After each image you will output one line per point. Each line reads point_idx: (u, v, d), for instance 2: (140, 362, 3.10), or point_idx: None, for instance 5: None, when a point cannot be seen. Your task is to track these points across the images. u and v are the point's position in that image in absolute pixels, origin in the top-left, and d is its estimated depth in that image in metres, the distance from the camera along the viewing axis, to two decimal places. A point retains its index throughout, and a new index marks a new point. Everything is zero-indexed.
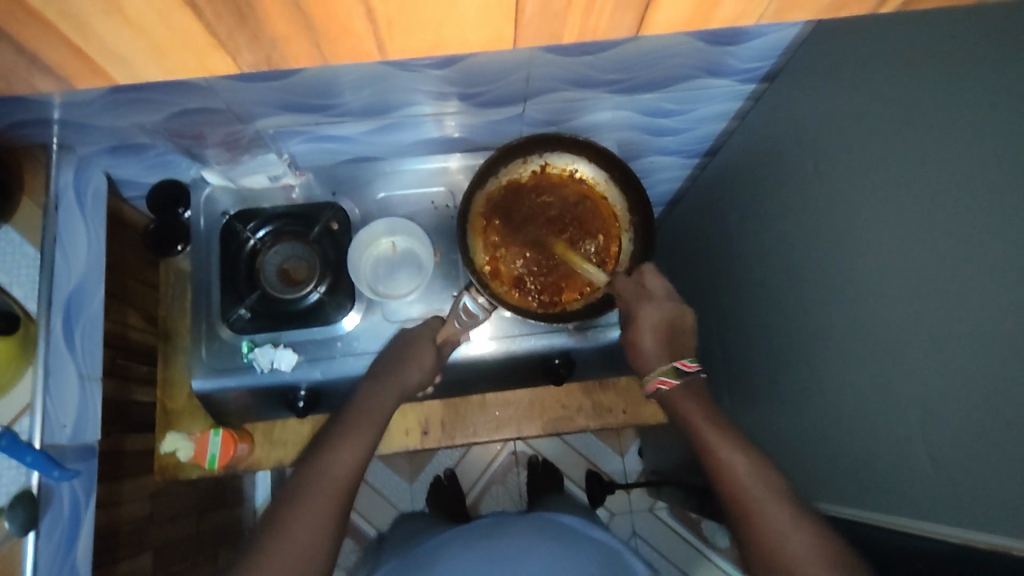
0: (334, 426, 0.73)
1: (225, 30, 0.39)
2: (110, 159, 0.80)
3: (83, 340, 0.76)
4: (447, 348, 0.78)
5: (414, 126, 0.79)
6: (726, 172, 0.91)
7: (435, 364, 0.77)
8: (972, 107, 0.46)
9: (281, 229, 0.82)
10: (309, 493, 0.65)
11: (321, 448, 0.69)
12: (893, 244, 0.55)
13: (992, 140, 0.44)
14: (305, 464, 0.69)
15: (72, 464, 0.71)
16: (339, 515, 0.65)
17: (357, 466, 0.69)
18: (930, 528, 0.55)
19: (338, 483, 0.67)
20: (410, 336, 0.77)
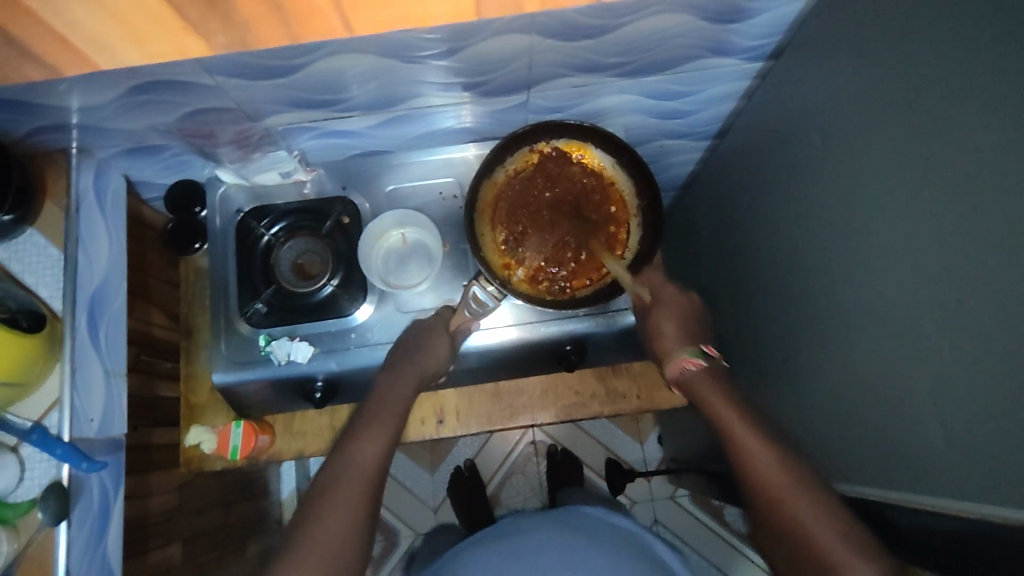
0: (357, 418, 0.73)
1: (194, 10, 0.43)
2: (127, 162, 0.82)
3: (107, 337, 0.78)
4: (459, 337, 0.79)
5: (421, 118, 0.80)
6: (736, 153, 0.90)
7: (449, 352, 0.78)
8: (980, 74, 0.45)
9: (294, 224, 0.84)
10: (339, 484, 0.66)
11: (346, 441, 0.70)
12: (905, 217, 0.54)
13: (1003, 107, 0.44)
14: (330, 458, 0.70)
15: (100, 456, 0.74)
16: (369, 504, 0.66)
17: (381, 456, 0.69)
18: (950, 505, 0.55)
19: (364, 474, 0.67)
20: (424, 329, 0.78)
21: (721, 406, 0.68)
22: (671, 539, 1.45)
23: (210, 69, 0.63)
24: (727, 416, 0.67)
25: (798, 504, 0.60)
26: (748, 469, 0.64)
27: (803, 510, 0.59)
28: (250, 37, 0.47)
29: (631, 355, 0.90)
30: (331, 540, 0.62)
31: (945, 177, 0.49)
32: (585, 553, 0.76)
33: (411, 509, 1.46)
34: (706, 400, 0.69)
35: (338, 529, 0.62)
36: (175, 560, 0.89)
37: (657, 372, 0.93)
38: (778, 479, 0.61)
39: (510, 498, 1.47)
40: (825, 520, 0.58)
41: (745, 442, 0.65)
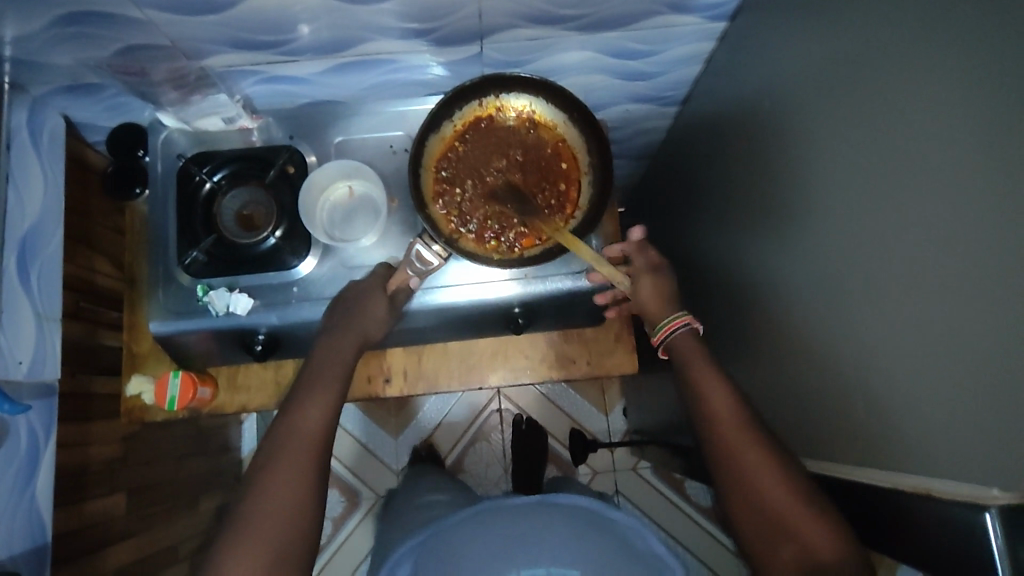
0: (297, 384, 0.73)
1: None
2: (65, 101, 0.78)
3: (40, 281, 0.77)
4: (399, 297, 0.77)
5: (373, 66, 0.77)
6: (703, 119, 0.88)
7: (388, 314, 0.77)
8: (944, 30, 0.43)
9: (238, 172, 0.81)
10: (284, 452, 0.66)
11: (289, 409, 0.70)
12: (863, 181, 0.53)
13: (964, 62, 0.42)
14: (278, 419, 0.70)
15: (28, 400, 0.72)
16: (319, 468, 0.67)
17: (324, 421, 0.70)
18: (875, 474, 0.54)
19: (311, 441, 0.68)
20: (361, 289, 0.76)
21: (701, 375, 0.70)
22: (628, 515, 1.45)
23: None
24: (708, 387, 0.69)
25: (768, 474, 0.62)
26: (725, 442, 0.65)
27: (768, 482, 0.62)
28: None
29: (582, 319, 0.89)
30: (278, 505, 0.63)
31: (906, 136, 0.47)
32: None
33: (371, 471, 1.46)
34: (689, 371, 0.71)
35: (281, 497, 0.63)
36: (116, 511, 0.88)
37: (608, 338, 0.92)
38: (757, 459, 0.63)
39: (471, 463, 1.47)
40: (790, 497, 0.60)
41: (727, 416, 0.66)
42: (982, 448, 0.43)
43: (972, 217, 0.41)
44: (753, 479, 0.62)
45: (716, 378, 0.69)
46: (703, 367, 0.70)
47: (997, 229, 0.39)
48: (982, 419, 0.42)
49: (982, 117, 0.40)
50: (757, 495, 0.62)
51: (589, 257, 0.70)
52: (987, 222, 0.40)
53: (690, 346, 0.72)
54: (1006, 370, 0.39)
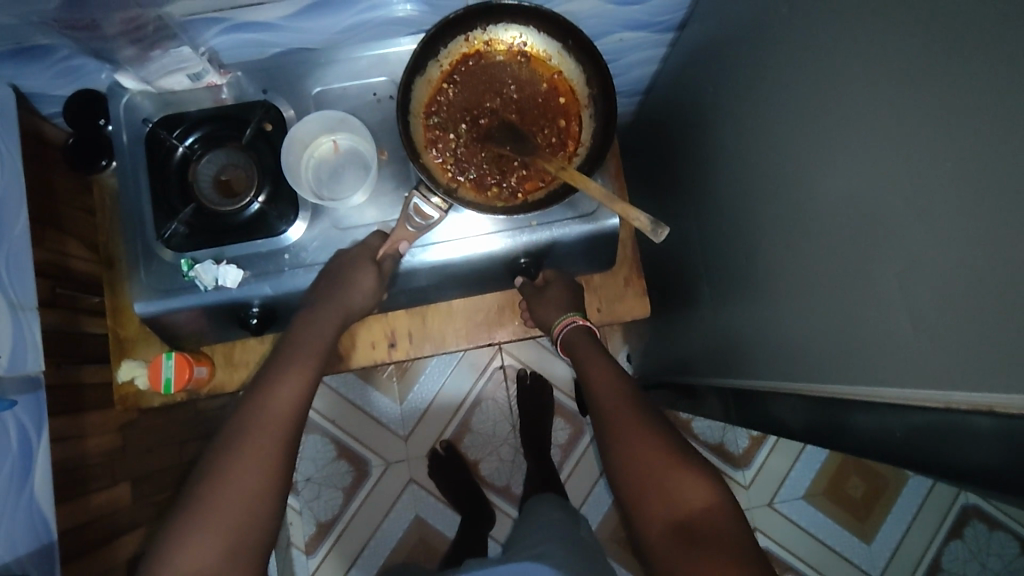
0: (276, 356, 0.71)
1: None
2: (12, 69, 0.71)
3: (10, 268, 0.71)
4: (387, 266, 0.74)
5: (348, 6, 0.70)
6: (701, 43, 0.82)
7: (377, 285, 0.73)
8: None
9: (212, 134, 0.75)
10: (254, 426, 0.63)
11: (265, 382, 0.67)
12: (885, 82, 0.47)
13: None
14: (245, 398, 0.67)
15: (13, 395, 0.68)
16: (289, 446, 0.64)
17: (300, 398, 0.67)
18: (901, 395, 0.52)
19: (283, 417, 0.65)
20: (348, 258, 0.72)
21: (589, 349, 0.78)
22: (608, 514, 1.42)
23: None
24: (585, 351, 0.77)
25: (627, 410, 0.68)
26: (599, 397, 0.72)
27: (642, 443, 0.65)
28: None
29: (590, 265, 0.85)
30: (247, 485, 0.60)
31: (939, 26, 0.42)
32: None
33: (379, 440, 1.43)
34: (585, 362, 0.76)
35: (249, 480, 0.60)
36: (122, 502, 0.85)
37: (617, 283, 0.89)
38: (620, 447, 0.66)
39: (480, 423, 1.45)
40: (656, 437, 0.65)
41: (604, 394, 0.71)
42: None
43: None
44: (625, 440, 0.66)
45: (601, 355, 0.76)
46: (595, 359, 0.76)
47: None
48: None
49: None
50: (629, 447, 0.65)
51: (600, 196, 0.64)
52: None
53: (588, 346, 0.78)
54: None
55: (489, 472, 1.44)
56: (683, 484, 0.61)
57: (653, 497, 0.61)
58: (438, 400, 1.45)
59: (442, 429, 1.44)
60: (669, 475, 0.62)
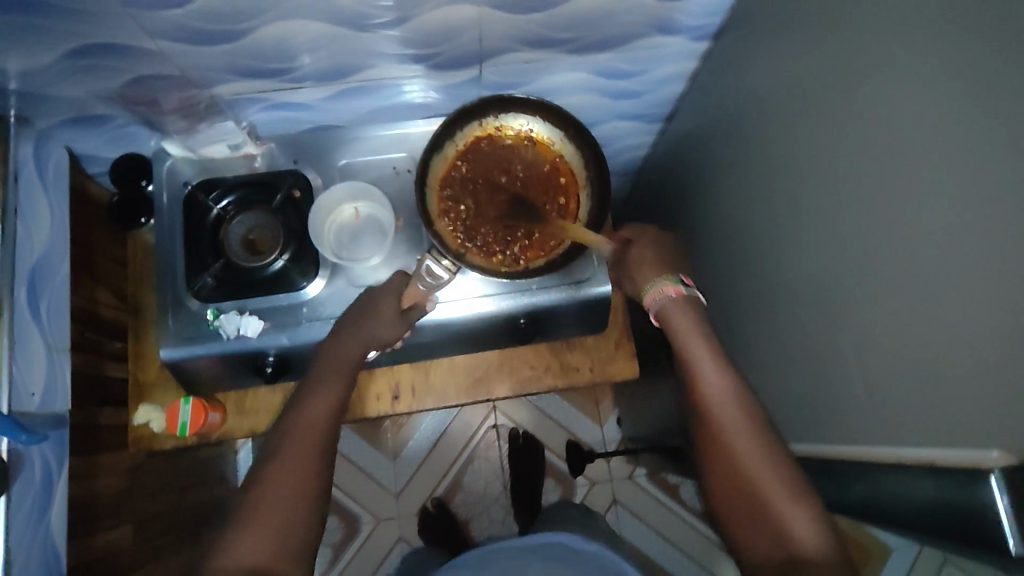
0: (307, 377, 0.74)
1: None
2: (70, 133, 0.79)
3: (50, 312, 0.76)
4: (413, 313, 0.77)
5: (374, 91, 0.80)
6: (687, 133, 0.92)
7: (399, 325, 0.76)
8: (911, 30, 0.46)
9: (244, 198, 0.83)
10: (286, 443, 0.68)
11: (294, 403, 0.71)
12: (843, 176, 0.55)
13: (930, 62, 0.45)
14: (277, 422, 0.71)
15: (42, 431, 0.72)
16: (320, 458, 0.68)
17: (328, 414, 0.71)
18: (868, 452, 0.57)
19: (313, 432, 0.69)
20: (373, 296, 0.76)
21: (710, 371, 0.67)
22: None
23: (154, 33, 0.62)
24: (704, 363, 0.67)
25: (740, 433, 0.64)
26: (711, 413, 0.66)
27: (753, 462, 0.62)
28: None
29: (583, 329, 0.92)
30: (278, 500, 0.64)
31: (880, 132, 0.50)
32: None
33: (371, 494, 1.45)
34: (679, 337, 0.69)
35: (277, 496, 0.64)
36: (123, 544, 0.87)
37: (608, 347, 0.95)
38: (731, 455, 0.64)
39: (472, 481, 1.47)
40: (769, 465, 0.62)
41: (709, 384, 0.66)
42: (965, 420, 0.45)
43: (948, 206, 0.44)
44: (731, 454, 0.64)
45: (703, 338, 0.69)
46: (707, 355, 0.67)
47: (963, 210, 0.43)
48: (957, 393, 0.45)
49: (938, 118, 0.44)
50: (735, 472, 0.64)
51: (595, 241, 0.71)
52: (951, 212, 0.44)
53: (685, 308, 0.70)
54: (986, 337, 0.42)
55: (479, 531, 1.45)
56: (788, 515, 0.60)
57: (755, 528, 0.62)
58: (432, 458, 1.48)
59: (435, 487, 1.46)
60: (776, 507, 0.60)
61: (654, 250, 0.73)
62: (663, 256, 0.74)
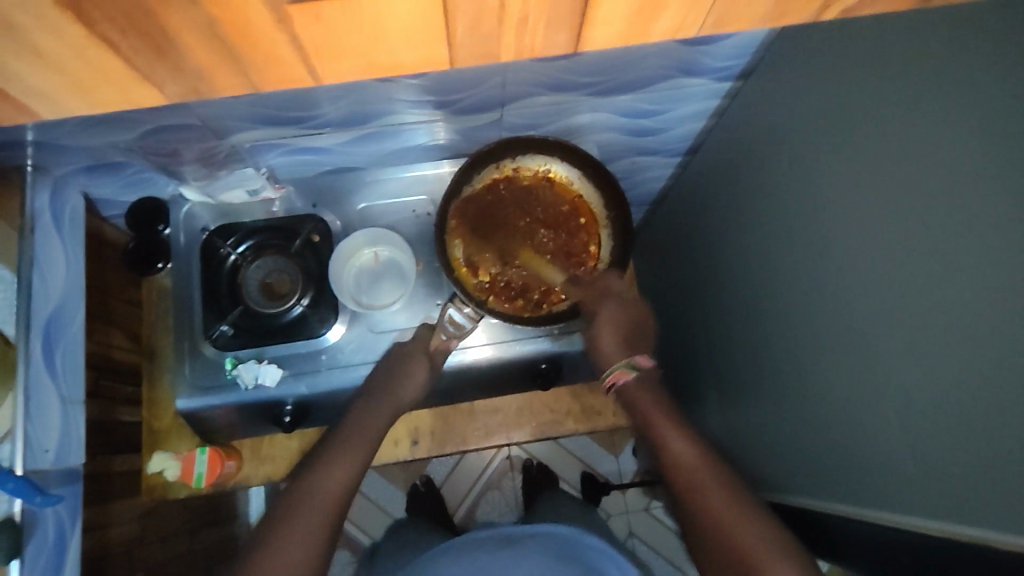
0: (329, 443, 0.71)
1: (143, 63, 0.38)
2: (87, 178, 0.79)
3: (65, 363, 0.75)
4: (438, 358, 0.77)
5: (392, 134, 0.79)
6: (707, 171, 0.91)
7: (428, 378, 0.76)
8: (949, 92, 0.45)
9: (262, 243, 0.81)
10: (301, 505, 0.64)
11: (313, 468, 0.68)
12: (872, 234, 0.53)
13: (972, 129, 0.43)
14: (291, 487, 0.67)
15: (55, 489, 0.70)
16: (331, 531, 0.64)
17: (348, 485, 0.68)
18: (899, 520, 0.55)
19: (331, 499, 0.65)
20: (403, 352, 0.76)
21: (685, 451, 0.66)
22: None
23: None
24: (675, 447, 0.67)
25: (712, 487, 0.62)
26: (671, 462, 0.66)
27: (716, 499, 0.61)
28: (203, 86, 0.41)
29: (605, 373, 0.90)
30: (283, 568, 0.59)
31: (914, 195, 0.48)
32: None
33: (384, 527, 1.43)
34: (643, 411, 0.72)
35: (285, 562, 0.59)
36: None
37: None
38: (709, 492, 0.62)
39: (486, 514, 1.44)
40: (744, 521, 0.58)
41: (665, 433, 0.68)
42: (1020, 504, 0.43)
43: (995, 278, 0.42)
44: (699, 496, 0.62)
45: (667, 416, 0.70)
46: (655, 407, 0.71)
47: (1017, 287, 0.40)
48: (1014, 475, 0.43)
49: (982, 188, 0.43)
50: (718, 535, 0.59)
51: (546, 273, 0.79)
52: (1002, 287, 0.42)
53: (641, 389, 0.73)
54: None
55: None
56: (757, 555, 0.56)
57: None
58: (445, 490, 1.46)
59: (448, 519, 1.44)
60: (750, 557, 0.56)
61: (611, 333, 0.76)
62: (620, 338, 0.76)
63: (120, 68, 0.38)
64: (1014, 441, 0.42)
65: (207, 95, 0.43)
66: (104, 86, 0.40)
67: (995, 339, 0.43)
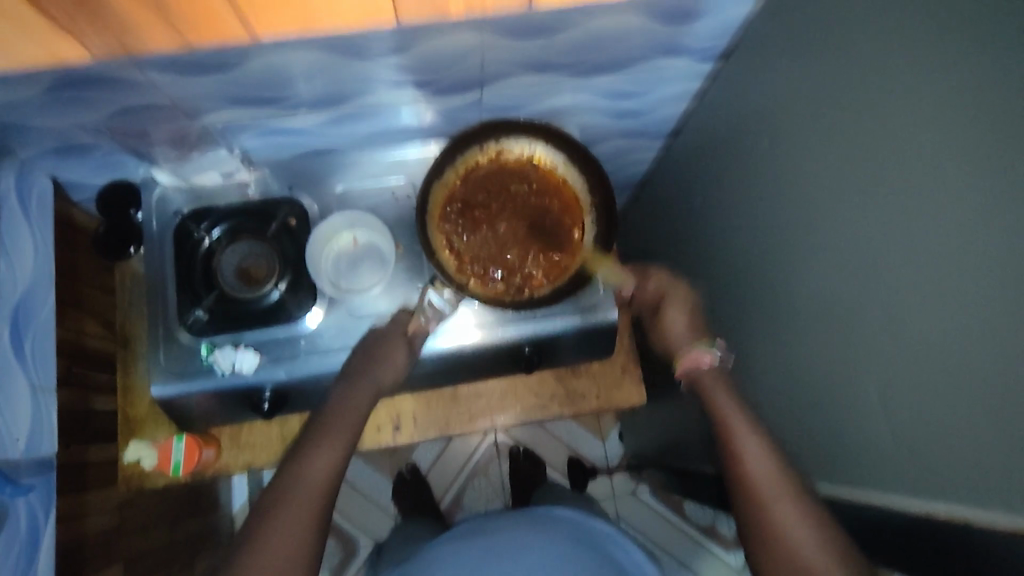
0: (311, 429, 0.70)
1: (73, 19, 0.51)
2: (55, 162, 0.75)
3: (35, 350, 0.73)
4: (418, 341, 0.77)
5: (370, 116, 0.77)
6: (689, 153, 0.90)
7: (407, 362, 0.75)
8: (930, 66, 0.44)
9: (237, 228, 0.80)
10: (287, 499, 0.63)
11: (295, 457, 0.67)
12: (853, 214, 0.53)
13: (952, 102, 0.43)
14: (276, 475, 0.66)
15: (26, 479, 0.69)
16: (320, 521, 0.63)
17: (334, 471, 0.67)
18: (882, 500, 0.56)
19: (316, 490, 0.64)
20: (380, 336, 0.75)
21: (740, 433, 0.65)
22: None
23: (141, 64, 0.59)
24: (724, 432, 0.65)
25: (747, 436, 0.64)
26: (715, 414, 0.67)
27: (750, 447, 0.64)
28: (133, 40, 0.55)
29: (589, 357, 0.90)
30: (275, 566, 0.59)
31: (897, 172, 0.48)
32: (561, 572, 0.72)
33: (370, 515, 1.42)
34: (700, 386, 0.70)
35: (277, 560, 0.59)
36: None
37: (615, 372, 0.94)
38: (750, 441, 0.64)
39: (472, 501, 1.44)
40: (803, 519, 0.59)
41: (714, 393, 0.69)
42: (1004, 482, 0.43)
43: (976, 254, 0.42)
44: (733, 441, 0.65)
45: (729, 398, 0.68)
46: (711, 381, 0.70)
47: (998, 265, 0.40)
48: (997, 451, 0.43)
49: (964, 163, 0.42)
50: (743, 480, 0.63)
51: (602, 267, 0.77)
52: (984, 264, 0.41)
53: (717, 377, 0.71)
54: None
55: None
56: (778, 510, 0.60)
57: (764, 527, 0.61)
58: (431, 477, 1.45)
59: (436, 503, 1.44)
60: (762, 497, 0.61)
61: (684, 313, 0.77)
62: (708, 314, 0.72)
63: (54, 26, 0.51)
64: (1000, 417, 0.42)
65: (141, 48, 0.56)
66: (39, 46, 0.54)
67: (975, 316, 0.43)
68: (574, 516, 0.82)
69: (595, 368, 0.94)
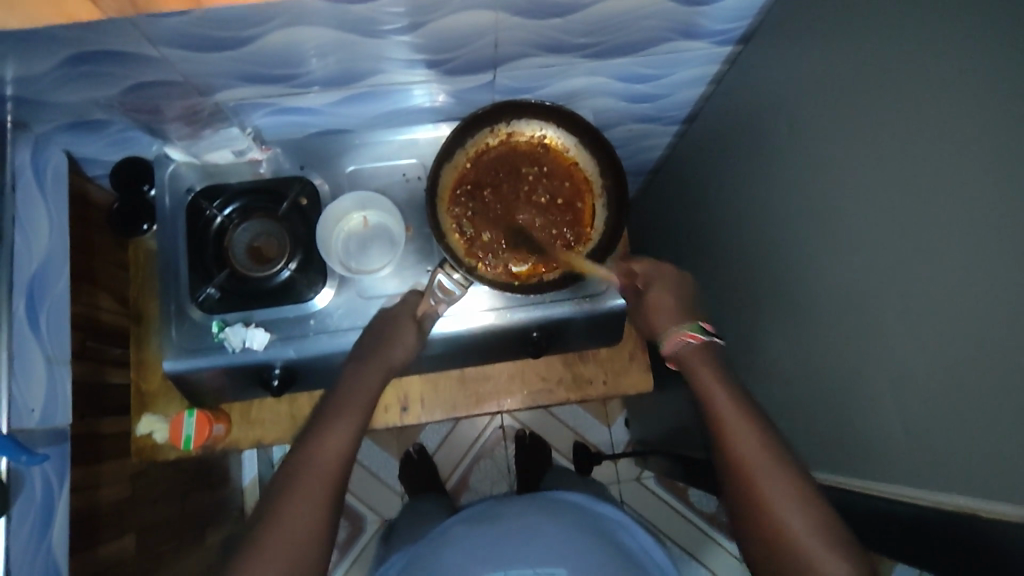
0: (323, 409, 0.71)
1: None
2: (69, 137, 0.76)
3: (49, 323, 0.74)
4: (427, 324, 0.77)
5: (382, 95, 0.77)
6: (704, 138, 0.89)
7: (417, 342, 0.76)
8: (952, 53, 0.43)
9: (248, 206, 0.80)
10: (299, 477, 0.64)
11: (308, 436, 0.67)
12: (868, 203, 0.52)
13: (973, 90, 0.42)
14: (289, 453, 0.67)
15: (41, 448, 0.70)
16: (331, 498, 0.64)
17: (346, 450, 0.67)
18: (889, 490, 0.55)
19: (327, 468, 0.65)
20: (390, 316, 0.76)
21: (743, 421, 0.63)
22: None
23: (155, 39, 0.59)
24: (732, 413, 0.63)
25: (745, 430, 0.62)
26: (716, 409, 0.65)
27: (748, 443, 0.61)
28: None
29: (596, 343, 0.90)
30: (289, 541, 0.60)
31: (914, 161, 0.47)
32: (565, 554, 0.72)
33: (377, 494, 1.44)
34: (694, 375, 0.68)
35: (290, 535, 0.60)
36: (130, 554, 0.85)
37: (621, 358, 0.94)
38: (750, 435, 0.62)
39: (478, 482, 1.45)
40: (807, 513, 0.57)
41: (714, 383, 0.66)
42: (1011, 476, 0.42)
43: (990, 246, 0.41)
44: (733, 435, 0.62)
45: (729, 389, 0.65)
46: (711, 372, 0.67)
47: (1013, 256, 0.40)
48: (1004, 443, 0.42)
49: (983, 152, 0.41)
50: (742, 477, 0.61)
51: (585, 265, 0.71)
52: (999, 255, 0.41)
53: (701, 354, 0.69)
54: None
55: None
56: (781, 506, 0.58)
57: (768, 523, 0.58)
58: (438, 458, 1.47)
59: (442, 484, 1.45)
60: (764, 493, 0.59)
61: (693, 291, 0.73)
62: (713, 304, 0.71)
63: None
64: (1009, 410, 0.41)
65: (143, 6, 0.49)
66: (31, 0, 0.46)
67: (987, 307, 0.42)
68: (579, 501, 0.83)
69: (602, 354, 0.94)
